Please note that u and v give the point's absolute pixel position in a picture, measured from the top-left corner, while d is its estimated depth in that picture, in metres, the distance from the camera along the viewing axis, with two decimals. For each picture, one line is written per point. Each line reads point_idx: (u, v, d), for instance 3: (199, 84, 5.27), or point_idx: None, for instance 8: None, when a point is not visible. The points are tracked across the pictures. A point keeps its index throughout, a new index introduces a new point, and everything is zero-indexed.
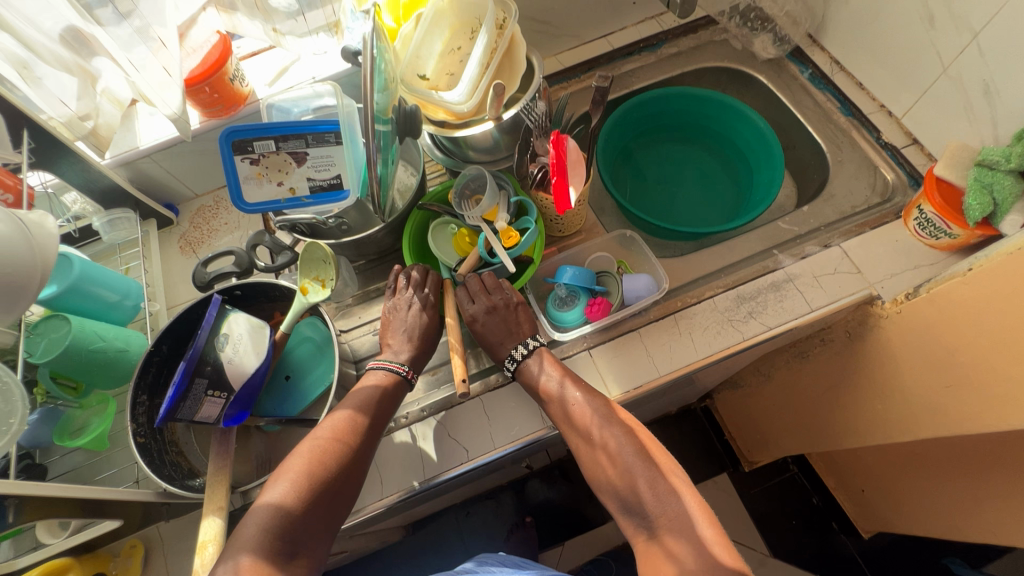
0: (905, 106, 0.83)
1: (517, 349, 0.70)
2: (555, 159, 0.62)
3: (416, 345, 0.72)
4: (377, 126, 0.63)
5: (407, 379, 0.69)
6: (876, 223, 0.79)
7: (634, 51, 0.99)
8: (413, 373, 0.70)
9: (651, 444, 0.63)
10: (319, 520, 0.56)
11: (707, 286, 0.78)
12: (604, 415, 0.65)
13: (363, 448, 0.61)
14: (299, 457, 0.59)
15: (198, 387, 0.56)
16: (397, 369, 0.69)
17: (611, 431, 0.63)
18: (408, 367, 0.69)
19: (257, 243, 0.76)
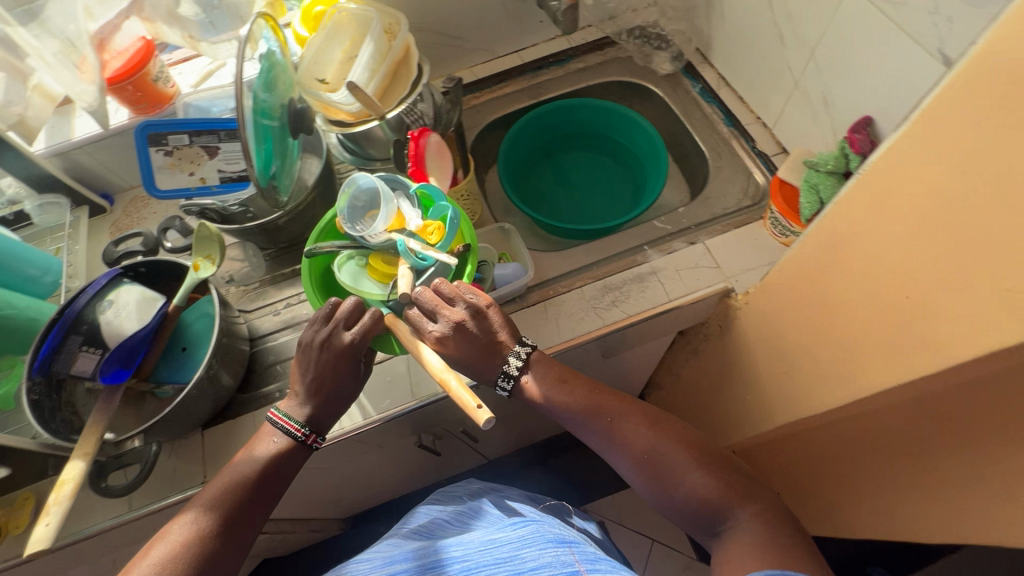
0: (774, 116, 0.90)
1: (510, 363, 0.69)
2: (411, 153, 0.71)
3: (324, 396, 0.68)
4: (258, 118, 0.71)
5: (307, 442, 0.67)
6: (741, 223, 0.85)
7: (543, 65, 1.07)
8: (315, 436, 0.68)
9: (677, 432, 0.66)
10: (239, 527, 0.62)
11: (579, 277, 0.83)
12: (640, 433, 0.66)
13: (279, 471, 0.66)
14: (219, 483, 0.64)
15: (72, 341, 0.66)
16: (293, 433, 0.67)
17: (631, 435, 0.67)
18: (307, 430, 0.67)
19: (168, 227, 0.84)
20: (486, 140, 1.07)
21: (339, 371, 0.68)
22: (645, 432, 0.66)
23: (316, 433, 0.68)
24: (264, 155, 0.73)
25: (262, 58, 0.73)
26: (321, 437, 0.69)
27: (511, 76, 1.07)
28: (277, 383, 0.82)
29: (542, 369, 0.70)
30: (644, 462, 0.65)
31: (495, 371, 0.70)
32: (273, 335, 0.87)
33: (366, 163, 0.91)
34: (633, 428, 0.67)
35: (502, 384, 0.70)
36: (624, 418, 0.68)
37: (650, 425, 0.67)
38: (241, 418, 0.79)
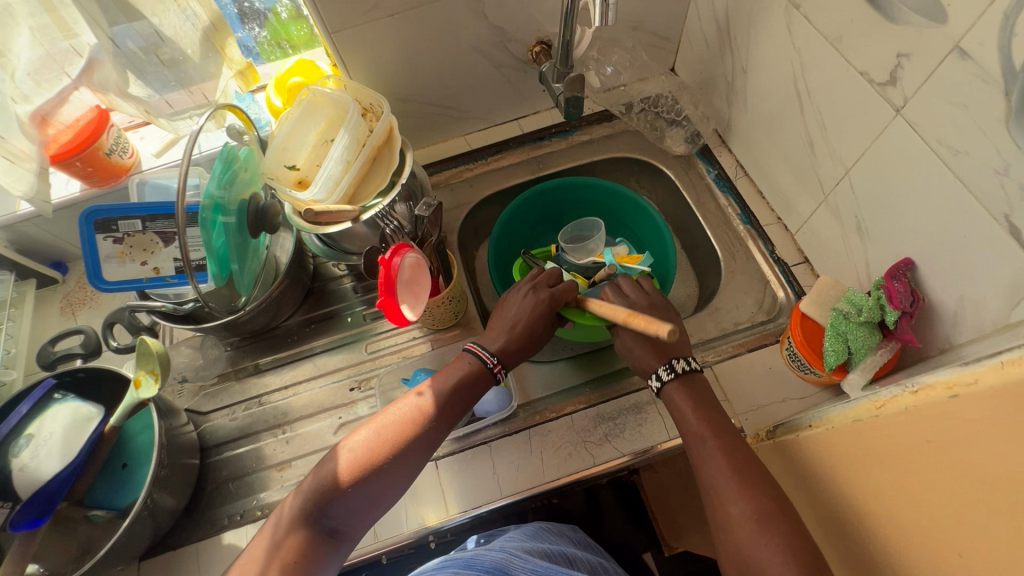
0: (799, 221, 0.80)
1: (680, 361, 0.65)
2: (382, 280, 0.60)
3: (516, 337, 0.69)
4: (208, 211, 0.64)
5: (492, 371, 0.67)
6: (754, 345, 0.76)
7: (544, 136, 0.98)
8: (499, 368, 0.68)
9: (789, 530, 0.50)
10: (397, 467, 0.60)
11: (569, 400, 0.75)
12: (744, 489, 0.54)
13: (439, 415, 0.64)
14: (392, 415, 0.63)
15: None
16: (484, 360, 0.68)
17: (729, 511, 0.53)
18: (496, 361, 0.68)
19: (115, 320, 0.75)
20: (477, 216, 0.97)
21: (536, 318, 0.70)
22: (746, 508, 0.52)
23: (501, 366, 0.68)
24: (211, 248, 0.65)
25: (215, 161, 0.67)
26: (503, 373, 0.69)
27: (508, 147, 0.98)
28: (227, 506, 0.73)
29: (691, 393, 0.63)
30: (732, 540, 0.52)
31: (659, 360, 0.66)
32: (228, 444, 0.78)
33: (341, 257, 0.81)
34: (731, 502, 0.54)
35: (661, 374, 0.64)
36: (732, 468, 0.56)
37: (761, 506, 0.52)
38: (180, 550, 0.69)
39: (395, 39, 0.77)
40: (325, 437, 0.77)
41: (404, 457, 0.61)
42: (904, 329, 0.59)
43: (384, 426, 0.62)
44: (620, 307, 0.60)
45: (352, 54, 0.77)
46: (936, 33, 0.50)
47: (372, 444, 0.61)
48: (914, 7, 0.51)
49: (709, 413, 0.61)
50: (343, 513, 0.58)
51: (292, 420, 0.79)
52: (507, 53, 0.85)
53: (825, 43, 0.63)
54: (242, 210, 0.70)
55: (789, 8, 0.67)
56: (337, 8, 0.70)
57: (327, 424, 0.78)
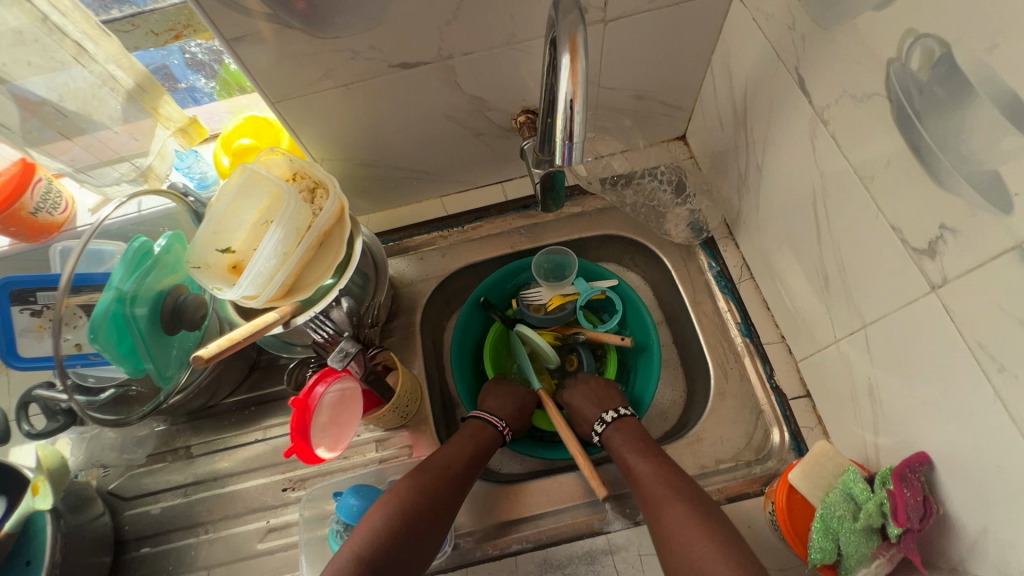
0: (804, 349, 0.69)
1: (608, 413, 0.73)
2: (294, 421, 0.52)
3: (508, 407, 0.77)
4: (109, 300, 0.57)
5: (502, 433, 0.73)
6: (733, 493, 0.67)
7: (530, 204, 0.88)
8: (509, 429, 0.74)
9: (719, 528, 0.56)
10: (437, 516, 0.62)
11: (517, 536, 0.67)
12: (667, 490, 0.61)
13: (470, 466, 0.68)
14: (427, 470, 0.65)
15: None
16: (494, 424, 0.73)
17: (670, 512, 0.59)
18: (505, 423, 0.74)
19: (29, 401, 0.68)
20: (448, 288, 0.88)
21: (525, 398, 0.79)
22: (682, 510, 0.58)
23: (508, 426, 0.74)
24: (111, 338, 0.57)
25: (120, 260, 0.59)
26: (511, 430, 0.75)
27: (489, 213, 0.88)
28: None
29: (627, 432, 0.70)
30: (667, 532, 0.58)
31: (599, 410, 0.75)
32: (148, 538, 0.72)
33: (286, 348, 0.72)
34: (664, 503, 0.60)
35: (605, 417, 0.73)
36: (656, 474, 0.63)
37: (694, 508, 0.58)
38: None
39: (353, 108, 0.67)
40: (250, 544, 0.70)
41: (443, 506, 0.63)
42: (908, 546, 0.49)
43: (424, 479, 0.64)
44: (575, 446, 0.71)
45: (304, 122, 0.68)
46: (994, 219, 0.38)
47: (413, 497, 0.62)
48: (970, 178, 0.39)
49: (641, 439, 0.69)
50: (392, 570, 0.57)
51: (218, 519, 0.73)
52: (487, 121, 0.74)
53: (854, 177, 0.51)
54: (157, 307, 0.62)
55: (816, 120, 0.55)
56: (279, 78, 0.60)
57: (254, 527, 0.71)
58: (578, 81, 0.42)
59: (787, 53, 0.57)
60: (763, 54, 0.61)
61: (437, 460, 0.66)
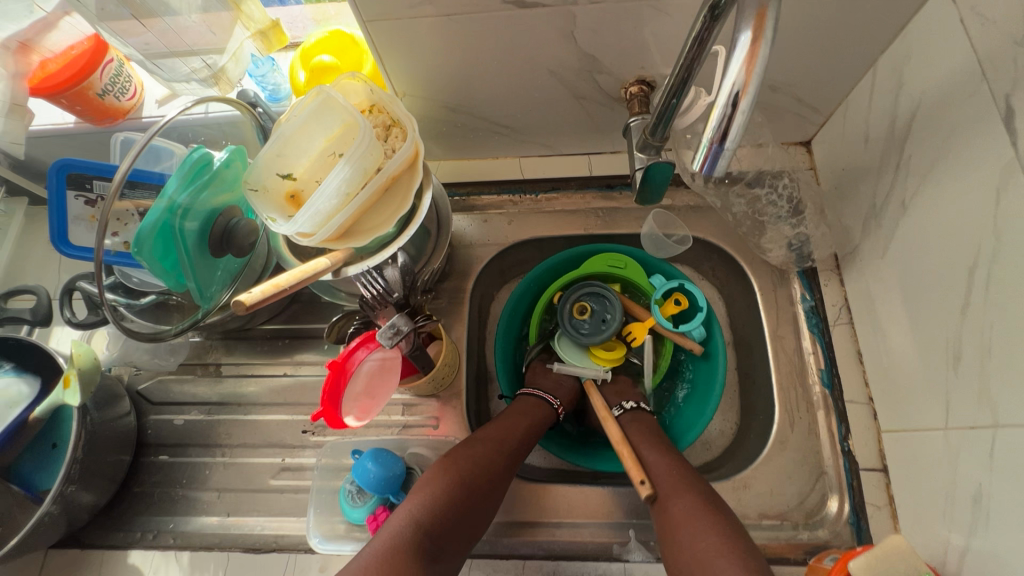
0: (894, 421, 0.60)
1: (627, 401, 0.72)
2: (328, 385, 0.48)
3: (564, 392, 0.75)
4: (154, 213, 0.52)
5: (556, 412, 0.72)
6: (771, 553, 0.61)
7: (615, 185, 0.79)
8: (563, 410, 0.73)
9: (721, 525, 0.54)
10: (494, 492, 0.60)
11: (530, 537, 0.64)
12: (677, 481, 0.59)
13: (523, 444, 0.66)
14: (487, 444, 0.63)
15: None
16: (550, 402, 0.72)
17: (671, 503, 0.58)
18: (561, 402, 0.73)
19: (74, 289, 0.67)
20: (506, 259, 0.81)
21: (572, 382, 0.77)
22: (685, 501, 0.57)
23: (563, 407, 0.73)
24: (154, 254, 0.54)
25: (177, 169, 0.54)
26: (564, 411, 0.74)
27: (568, 187, 0.79)
28: (145, 518, 0.69)
29: (643, 426, 0.69)
30: (672, 523, 0.56)
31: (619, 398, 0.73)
32: (167, 446, 0.73)
33: (332, 292, 0.69)
34: (675, 493, 0.58)
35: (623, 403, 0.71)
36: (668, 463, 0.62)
37: (698, 499, 0.57)
38: (88, 553, 0.65)
39: (451, 44, 0.59)
40: (262, 478, 0.70)
41: (501, 483, 0.61)
42: None
43: (479, 448, 0.62)
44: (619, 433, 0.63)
45: (393, 49, 0.60)
46: None
47: (474, 470, 0.60)
48: None
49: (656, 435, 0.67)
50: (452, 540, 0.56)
51: (235, 444, 0.72)
52: (594, 85, 0.65)
53: None
54: (207, 224, 0.58)
55: (1012, 167, 0.44)
56: None
57: (269, 462, 0.71)
58: (756, 67, 0.32)
59: (998, 75, 0.45)
60: (961, 69, 0.49)
61: (495, 435, 0.64)
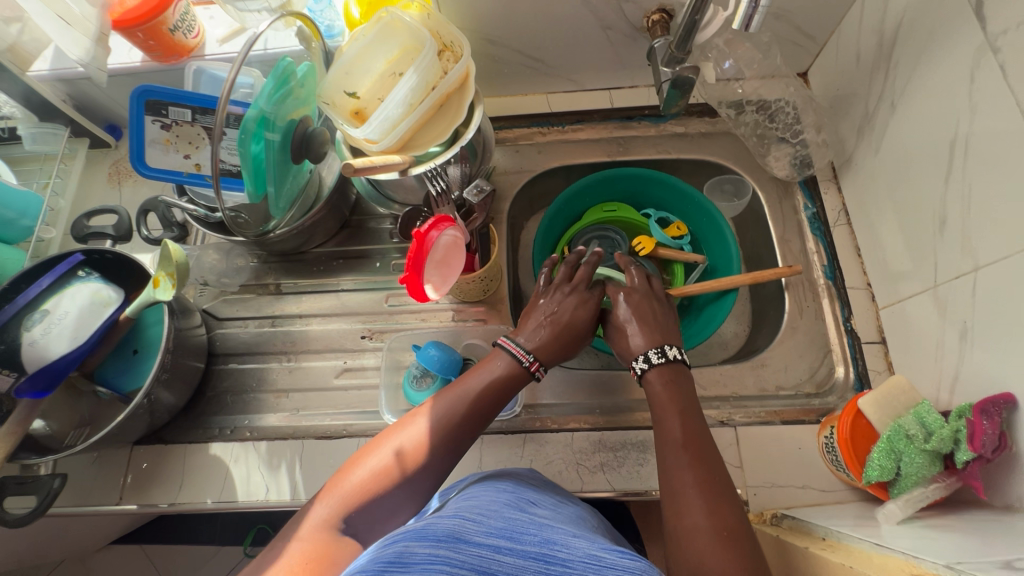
0: (890, 297, 0.69)
1: (670, 348, 0.62)
2: (412, 253, 0.55)
3: (557, 331, 0.64)
4: (251, 116, 0.57)
5: (529, 370, 0.60)
6: (790, 416, 0.69)
7: (633, 116, 0.87)
8: (538, 367, 0.61)
9: (722, 501, 0.49)
10: (432, 474, 0.53)
11: (576, 415, 0.72)
12: (685, 463, 0.52)
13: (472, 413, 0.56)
14: (434, 419, 0.55)
15: None
16: (520, 358, 0.60)
17: (674, 484, 0.51)
18: (532, 359, 0.60)
19: (150, 209, 0.75)
20: (537, 187, 0.89)
21: (574, 316, 0.65)
22: (692, 475, 0.51)
23: (541, 363, 0.61)
24: (246, 154, 0.59)
25: (267, 77, 0.59)
26: (544, 368, 0.61)
27: (592, 119, 0.88)
28: (220, 417, 0.75)
29: (674, 388, 0.60)
30: (677, 508, 0.50)
31: (647, 344, 0.63)
32: (235, 355, 0.79)
33: (384, 203, 0.77)
34: (682, 470, 0.52)
35: (650, 357, 0.62)
36: (682, 439, 0.55)
37: (703, 475, 0.51)
38: (172, 448, 0.71)
39: None
40: (326, 378, 0.77)
41: (438, 466, 0.53)
42: (973, 474, 0.50)
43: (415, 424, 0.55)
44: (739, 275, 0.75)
45: None
46: None
47: (402, 451, 0.52)
48: None
49: (683, 400, 0.58)
50: (371, 522, 0.50)
51: (298, 351, 0.79)
52: (620, 14, 0.73)
53: (1015, 110, 0.50)
54: (288, 132, 0.65)
55: (984, 49, 0.53)
56: None
57: (331, 365, 0.78)
58: None
59: None
60: None
61: (444, 407, 0.56)
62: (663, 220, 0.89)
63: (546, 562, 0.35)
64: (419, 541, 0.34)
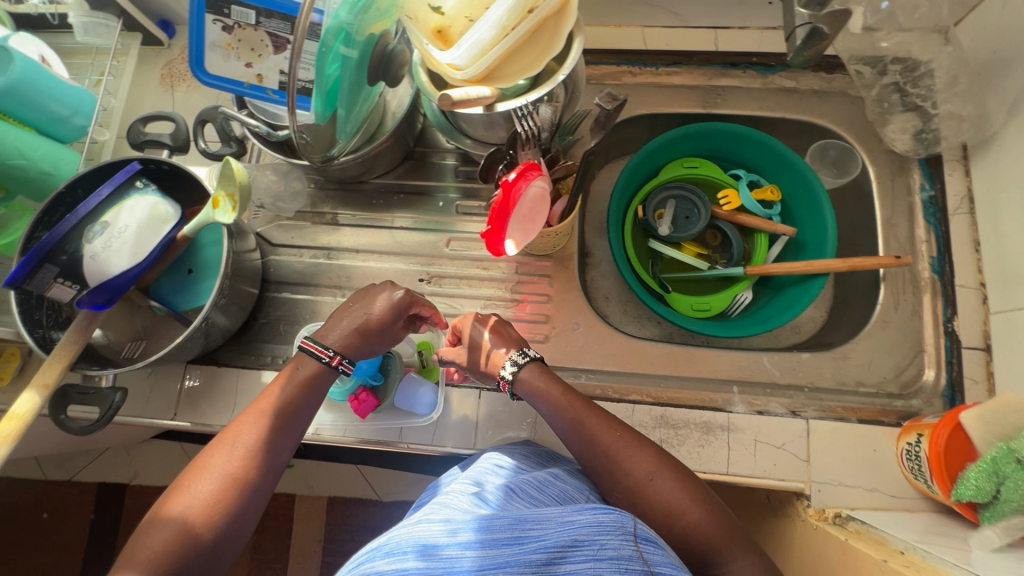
0: (1008, 302, 0.62)
1: (529, 348, 0.60)
2: (499, 206, 0.50)
3: (365, 325, 0.60)
4: (326, 31, 0.50)
5: (329, 364, 0.57)
6: (868, 415, 0.65)
7: (738, 64, 0.77)
8: (340, 359, 0.58)
9: (640, 444, 0.53)
10: (248, 503, 0.49)
11: (638, 387, 0.68)
12: (601, 430, 0.54)
13: (278, 428, 0.54)
14: (236, 452, 0.51)
15: (47, 272, 0.56)
16: (318, 354, 0.57)
17: (599, 447, 0.53)
18: (333, 352, 0.58)
19: (207, 120, 0.70)
20: (617, 134, 0.81)
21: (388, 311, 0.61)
22: (610, 434, 0.53)
23: (342, 356, 0.58)
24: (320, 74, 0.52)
25: None
26: (349, 362, 0.58)
27: (691, 62, 0.77)
28: (272, 344, 0.74)
29: (544, 374, 0.58)
30: (616, 468, 0.52)
31: (507, 350, 0.60)
32: (288, 284, 0.77)
33: (455, 135, 0.70)
34: (600, 433, 0.53)
35: (514, 359, 0.59)
36: (582, 408, 0.55)
37: (621, 432, 0.54)
38: (226, 370, 0.70)
39: None
40: None
41: (249, 493, 0.49)
42: None
43: (216, 457, 0.50)
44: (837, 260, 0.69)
45: None
46: None
47: (211, 490, 0.48)
48: None
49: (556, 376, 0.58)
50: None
51: (352, 287, 0.76)
52: None
53: None
54: (366, 49, 0.58)
55: None
56: None
57: None
58: None
59: None
60: None
61: (251, 435, 0.52)
62: (753, 183, 0.81)
63: (520, 543, 0.35)
64: (389, 560, 0.34)
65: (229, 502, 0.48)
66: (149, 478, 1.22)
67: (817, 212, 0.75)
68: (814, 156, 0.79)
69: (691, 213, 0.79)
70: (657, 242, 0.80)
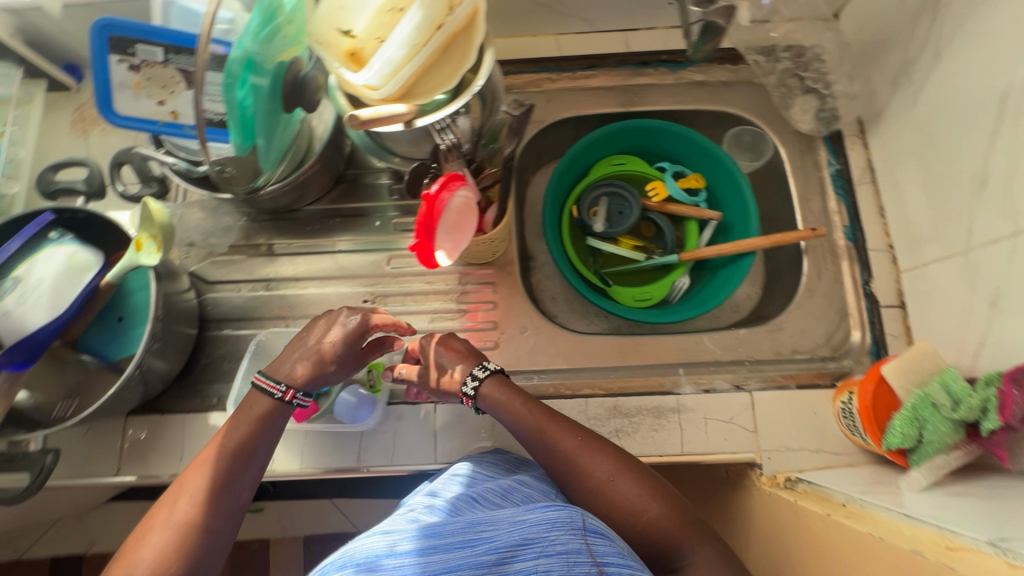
0: (914, 260, 0.67)
1: (490, 362, 0.61)
2: (422, 220, 0.51)
3: (322, 355, 0.59)
4: (231, 60, 0.50)
5: (284, 399, 0.56)
6: (805, 381, 0.68)
7: (649, 62, 0.81)
8: (293, 394, 0.57)
9: (601, 447, 0.54)
10: (206, 551, 0.48)
11: (589, 381, 0.69)
12: (562, 436, 0.54)
13: (233, 471, 0.52)
14: (190, 501, 0.49)
15: None
16: (273, 389, 0.56)
17: (561, 454, 0.54)
18: (286, 387, 0.56)
19: (123, 162, 0.68)
20: (545, 139, 0.83)
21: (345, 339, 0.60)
22: (571, 439, 0.54)
23: (296, 390, 0.57)
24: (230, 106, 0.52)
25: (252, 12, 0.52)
26: (304, 395, 0.57)
27: (606, 64, 0.81)
28: (217, 384, 0.72)
29: (503, 387, 0.59)
30: (578, 472, 0.53)
31: (467, 366, 0.61)
32: (228, 321, 0.75)
33: (383, 155, 0.71)
34: (561, 440, 0.54)
35: (475, 374, 0.59)
36: (541, 417, 0.56)
37: (581, 436, 0.55)
38: (169, 417, 0.68)
39: None
40: None
41: (206, 541, 0.48)
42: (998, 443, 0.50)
43: (169, 509, 0.49)
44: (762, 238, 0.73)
45: None
46: None
47: (164, 543, 0.46)
48: None
49: (516, 388, 0.59)
50: None
51: (296, 316, 0.75)
52: None
53: None
54: (278, 77, 0.58)
55: None
56: None
57: None
58: None
59: None
60: None
61: (205, 481, 0.50)
62: (679, 173, 0.85)
63: (471, 546, 0.35)
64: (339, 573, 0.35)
65: (184, 554, 0.46)
66: (104, 543, 1.15)
67: (739, 194, 0.79)
68: (731, 142, 0.84)
69: (623, 208, 0.82)
70: (595, 239, 0.82)
